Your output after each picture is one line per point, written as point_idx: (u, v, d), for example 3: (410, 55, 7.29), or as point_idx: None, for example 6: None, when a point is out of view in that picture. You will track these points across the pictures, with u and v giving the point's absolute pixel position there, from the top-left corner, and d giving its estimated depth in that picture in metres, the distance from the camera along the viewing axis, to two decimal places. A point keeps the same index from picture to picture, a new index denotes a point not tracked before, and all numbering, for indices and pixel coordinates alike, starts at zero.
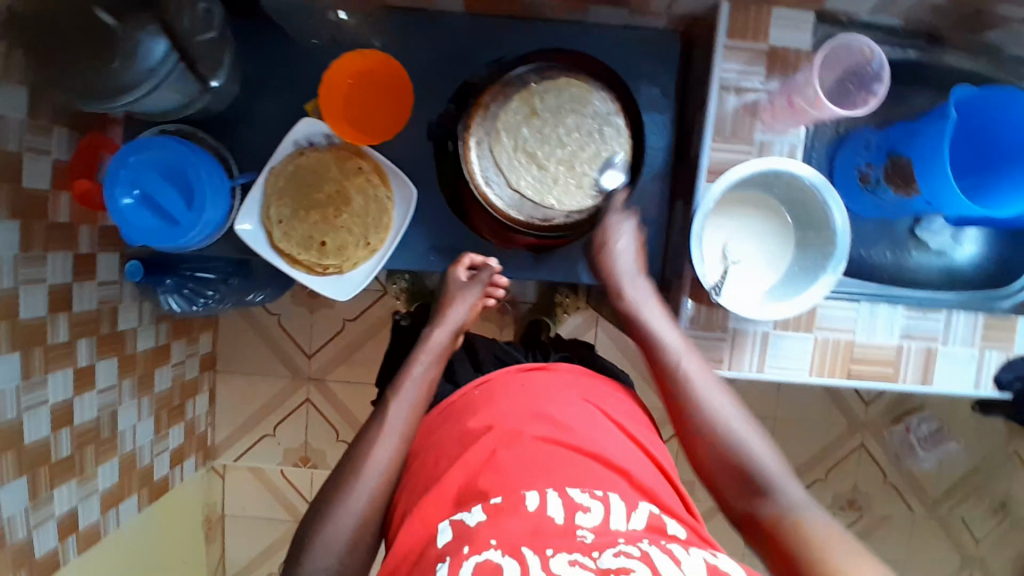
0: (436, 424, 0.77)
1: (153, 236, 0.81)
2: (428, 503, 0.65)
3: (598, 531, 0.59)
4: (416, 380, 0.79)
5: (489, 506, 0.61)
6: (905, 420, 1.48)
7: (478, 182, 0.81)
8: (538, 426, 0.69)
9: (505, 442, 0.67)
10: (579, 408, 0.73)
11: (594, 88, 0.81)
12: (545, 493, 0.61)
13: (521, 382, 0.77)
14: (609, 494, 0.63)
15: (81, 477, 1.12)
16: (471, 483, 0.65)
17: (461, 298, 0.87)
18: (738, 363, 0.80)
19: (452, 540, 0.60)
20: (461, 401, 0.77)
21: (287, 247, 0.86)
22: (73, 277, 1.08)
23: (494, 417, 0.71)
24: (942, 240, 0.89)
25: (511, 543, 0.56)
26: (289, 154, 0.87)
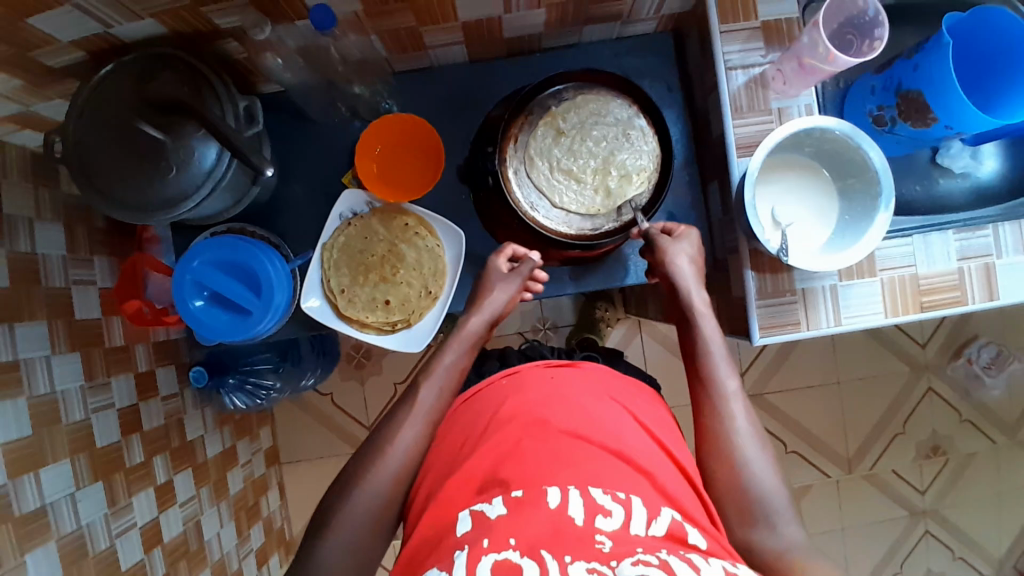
0: (460, 415, 0.79)
1: (228, 331, 0.84)
2: (453, 493, 0.67)
3: (616, 535, 0.59)
4: (447, 367, 0.81)
5: (508, 500, 0.63)
6: (964, 352, 1.48)
7: (525, 209, 0.84)
8: (568, 421, 0.71)
9: (533, 439, 0.69)
10: (606, 404, 0.75)
11: (611, 97, 0.85)
12: (567, 491, 0.62)
13: (551, 377, 0.78)
14: (632, 497, 0.63)
15: None
16: (495, 473, 0.67)
17: (500, 287, 0.87)
18: (815, 321, 0.83)
19: (472, 530, 0.61)
20: (485, 392, 0.79)
21: (354, 313, 0.89)
22: (138, 397, 1.09)
23: (521, 412, 0.73)
24: (965, 163, 0.89)
25: (529, 544, 0.57)
26: (337, 228, 0.90)
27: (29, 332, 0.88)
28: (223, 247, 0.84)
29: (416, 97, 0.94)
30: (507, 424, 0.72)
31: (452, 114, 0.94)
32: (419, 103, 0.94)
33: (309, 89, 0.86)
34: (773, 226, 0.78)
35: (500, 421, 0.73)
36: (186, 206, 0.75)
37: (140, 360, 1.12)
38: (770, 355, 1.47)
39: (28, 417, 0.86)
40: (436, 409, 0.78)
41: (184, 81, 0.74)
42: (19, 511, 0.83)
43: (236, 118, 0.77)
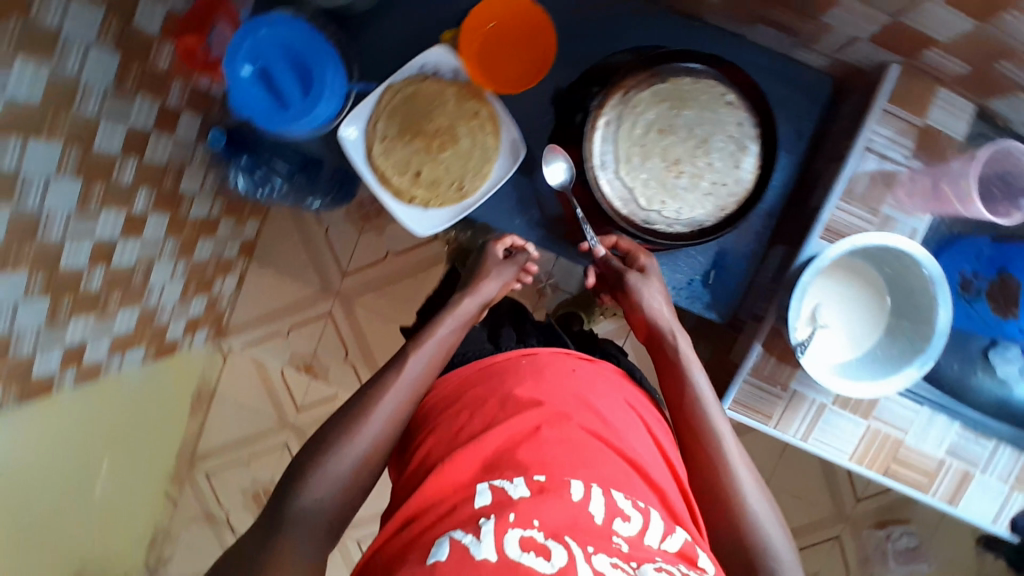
0: (472, 377, 0.74)
1: (262, 117, 0.80)
2: (461, 459, 0.64)
3: (632, 541, 0.57)
4: (438, 339, 0.78)
5: (530, 482, 0.60)
6: (889, 527, 1.46)
7: (595, 166, 0.77)
8: (591, 420, 0.67)
9: (555, 426, 0.65)
10: (628, 419, 0.71)
11: (740, 107, 0.77)
12: (591, 486, 0.60)
13: (573, 368, 0.74)
14: (649, 509, 0.61)
15: (100, 316, 1.12)
16: (510, 450, 0.63)
17: (495, 275, 0.85)
18: (785, 425, 0.79)
19: (492, 504, 0.58)
20: (504, 363, 0.74)
21: (382, 165, 0.85)
22: (154, 125, 1.07)
23: (542, 393, 0.69)
24: (1010, 371, 0.81)
25: (553, 528, 0.55)
26: (412, 76, 0.84)
27: (81, 7, 0.84)
28: (296, 31, 0.80)
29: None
30: (526, 404, 0.67)
31: (580, 34, 0.86)
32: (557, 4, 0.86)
33: None
34: (808, 320, 0.75)
35: (508, 395, 0.69)
36: None
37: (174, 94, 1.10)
38: None
39: (43, 85, 0.82)
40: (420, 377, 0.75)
41: None
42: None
43: None
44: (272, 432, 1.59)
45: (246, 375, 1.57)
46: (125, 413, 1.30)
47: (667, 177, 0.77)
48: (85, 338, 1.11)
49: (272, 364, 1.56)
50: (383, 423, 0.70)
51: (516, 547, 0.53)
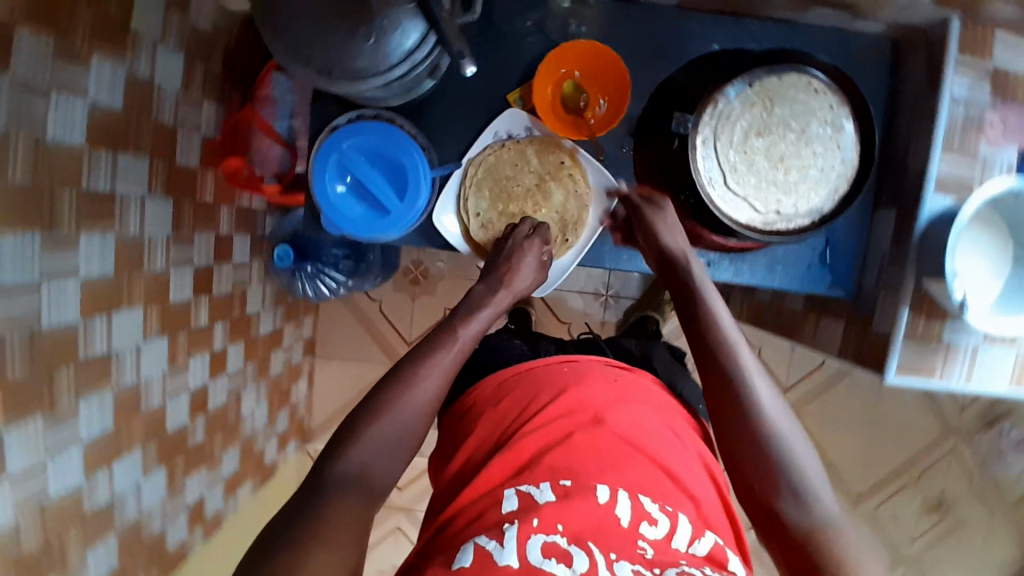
0: (518, 387, 0.79)
1: (358, 224, 0.80)
2: (498, 464, 0.69)
3: (657, 545, 0.62)
4: (478, 325, 0.74)
5: (557, 487, 0.65)
6: (997, 426, 1.51)
7: (706, 185, 0.77)
8: (628, 425, 0.72)
9: (587, 432, 0.71)
10: (667, 425, 0.75)
11: (828, 90, 0.78)
12: (617, 491, 0.65)
13: (613, 377, 0.79)
14: (677, 513, 0.65)
15: (209, 464, 1.10)
16: (545, 457, 0.68)
17: (528, 261, 0.79)
18: (948, 373, 0.81)
19: (519, 509, 0.63)
20: (550, 370, 0.80)
21: (483, 240, 0.85)
22: (213, 259, 1.04)
23: (583, 400, 0.74)
24: None
25: (576, 534, 0.60)
26: (487, 146, 0.85)
27: (130, 162, 0.79)
28: (377, 136, 0.79)
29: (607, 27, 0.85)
30: (565, 410, 0.73)
31: (639, 58, 0.85)
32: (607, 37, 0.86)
33: None
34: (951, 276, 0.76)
35: (554, 402, 0.74)
36: (360, 82, 0.68)
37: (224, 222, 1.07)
38: (820, 376, 1.50)
39: (111, 251, 0.77)
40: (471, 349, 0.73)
41: None
42: (88, 353, 0.75)
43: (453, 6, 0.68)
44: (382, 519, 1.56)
45: None
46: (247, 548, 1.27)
47: (775, 175, 0.78)
48: (202, 491, 1.08)
49: None
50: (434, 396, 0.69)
51: (539, 553, 0.58)
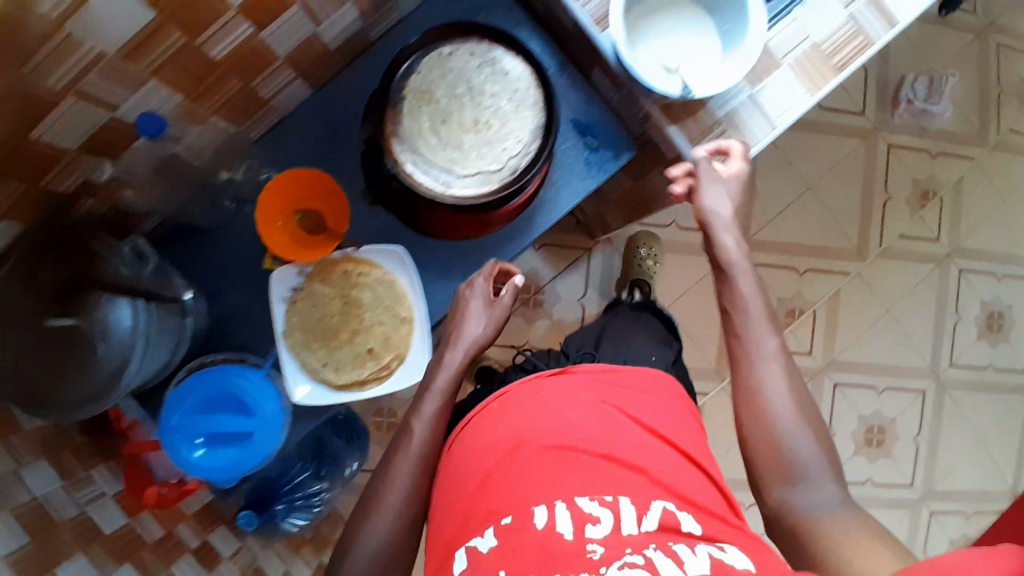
0: (460, 443, 0.76)
1: (245, 459, 0.82)
2: (448, 530, 0.68)
3: (606, 542, 0.59)
4: (436, 397, 0.78)
5: (500, 529, 0.63)
6: (902, 96, 1.46)
7: (445, 192, 0.80)
8: (558, 434, 0.71)
9: (514, 465, 0.68)
10: (593, 414, 0.74)
11: (458, 44, 0.81)
12: (554, 506, 0.63)
13: (534, 393, 0.77)
14: (619, 498, 0.64)
15: None
16: (482, 502, 0.66)
17: (470, 316, 0.83)
18: (754, 135, 0.81)
19: (467, 567, 0.62)
20: (480, 418, 0.77)
21: (347, 377, 0.86)
22: (208, 570, 1.06)
23: (515, 425, 0.73)
24: None
25: (519, 570, 0.58)
26: (284, 311, 0.86)
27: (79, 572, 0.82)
28: (194, 388, 0.81)
29: (285, 151, 0.89)
30: (496, 441, 0.72)
31: (326, 148, 0.90)
32: (288, 156, 0.89)
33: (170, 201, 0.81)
34: (667, 73, 0.76)
35: (484, 450, 0.72)
36: (125, 384, 0.70)
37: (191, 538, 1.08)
38: (739, 192, 1.48)
39: None
40: (444, 417, 0.77)
41: (68, 258, 0.67)
42: None
43: (129, 265, 0.73)
44: None
45: None
46: None
47: (484, 136, 0.81)
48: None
49: None
50: (406, 476, 0.73)
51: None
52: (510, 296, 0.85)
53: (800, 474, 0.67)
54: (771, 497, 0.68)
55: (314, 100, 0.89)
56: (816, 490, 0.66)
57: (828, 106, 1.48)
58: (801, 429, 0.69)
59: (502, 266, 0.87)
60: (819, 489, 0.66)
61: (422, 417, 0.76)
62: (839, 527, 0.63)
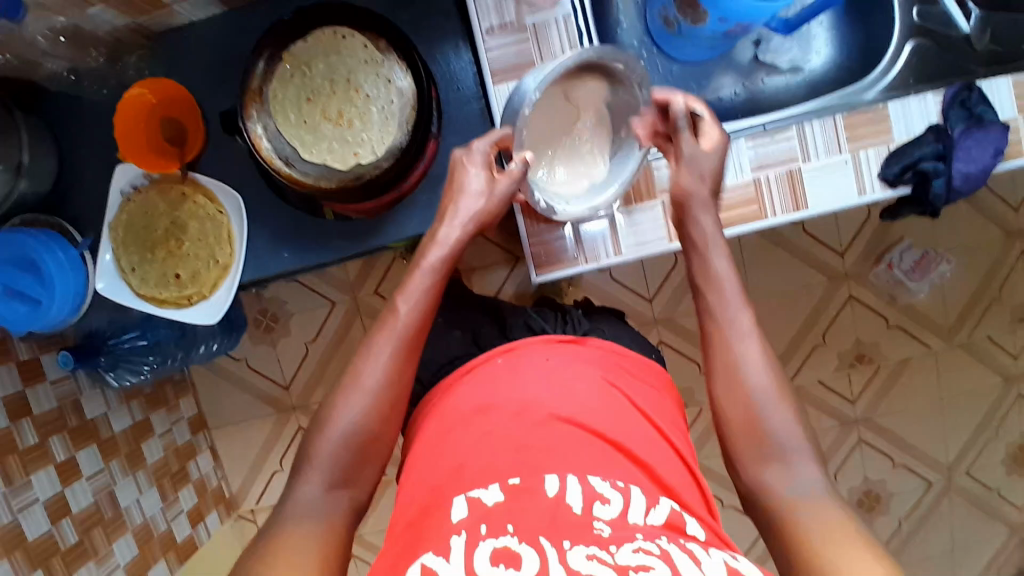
0: (455, 391, 0.72)
1: (25, 321, 0.86)
2: (440, 471, 0.63)
3: (615, 523, 0.55)
4: (401, 320, 0.68)
5: (505, 487, 0.58)
6: (886, 257, 1.40)
7: (280, 165, 0.78)
8: (558, 403, 0.66)
9: (513, 426, 0.64)
10: (603, 390, 0.69)
11: (355, 33, 0.79)
12: (566, 478, 0.59)
13: (546, 355, 0.73)
14: (631, 486, 0.59)
15: (98, 559, 1.17)
16: (487, 460, 0.61)
17: (467, 188, 0.72)
18: (595, 255, 0.83)
19: (468, 514, 0.56)
20: (482, 370, 0.73)
21: (148, 291, 0.88)
22: (23, 384, 1.12)
23: (516, 392, 0.68)
24: (790, 55, 0.86)
25: (529, 531, 0.53)
26: (118, 204, 0.87)
27: None
28: (3, 241, 0.85)
29: (181, 54, 0.88)
30: (502, 400, 0.67)
31: (219, 70, 0.88)
32: (181, 61, 0.88)
33: (39, 56, 0.81)
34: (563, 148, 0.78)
35: (474, 410, 0.67)
36: None
37: (20, 349, 1.13)
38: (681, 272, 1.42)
39: None
40: (419, 325, 0.68)
41: None
42: None
43: None
44: None
45: None
46: None
47: (341, 132, 0.79)
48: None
49: None
50: (344, 440, 0.63)
51: (486, 562, 0.51)
52: (518, 171, 0.73)
53: (781, 452, 0.61)
54: (746, 475, 0.62)
55: (228, 20, 0.87)
56: (781, 472, 0.61)
57: (810, 232, 1.40)
58: (783, 412, 0.63)
59: (507, 140, 0.74)
60: (791, 470, 0.61)
61: (394, 324, 0.67)
62: (825, 513, 0.58)
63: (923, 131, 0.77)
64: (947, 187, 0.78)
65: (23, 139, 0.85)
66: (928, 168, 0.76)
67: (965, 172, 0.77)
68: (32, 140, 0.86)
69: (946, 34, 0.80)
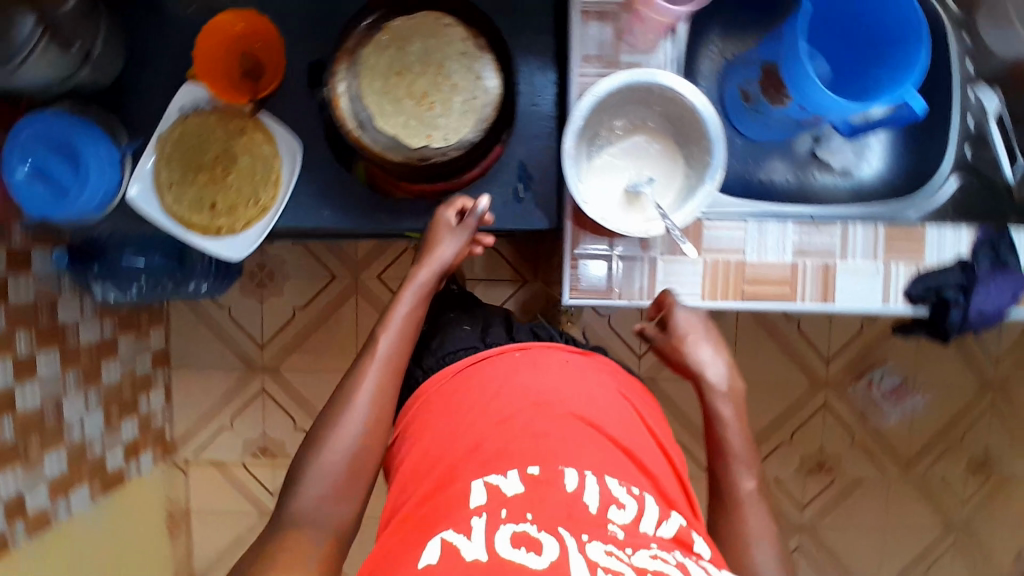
0: (470, 374, 0.73)
1: (46, 207, 0.84)
2: (455, 458, 0.64)
3: (629, 528, 0.57)
4: (377, 365, 0.71)
5: (524, 475, 0.59)
6: (867, 375, 1.47)
7: (351, 127, 0.80)
8: (578, 404, 0.68)
9: (531, 416, 0.65)
10: (618, 399, 0.71)
11: (459, 25, 0.82)
12: (584, 475, 0.60)
13: (563, 359, 0.74)
14: (644, 495, 0.62)
15: (25, 465, 1.12)
16: (504, 449, 0.62)
17: (446, 237, 0.81)
18: (629, 292, 0.81)
19: (486, 499, 0.57)
20: (501, 359, 0.74)
21: (179, 210, 0.86)
22: (6, 268, 1.08)
23: (536, 388, 0.69)
24: (845, 160, 0.92)
25: (547, 521, 0.55)
26: (173, 120, 0.87)
27: None
28: (54, 124, 0.84)
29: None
30: (518, 396, 0.68)
31: (311, 23, 0.90)
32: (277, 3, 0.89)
33: None
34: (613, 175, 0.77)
35: (493, 397, 0.68)
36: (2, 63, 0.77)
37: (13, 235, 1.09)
38: None
39: None
40: (396, 357, 0.73)
41: None
42: None
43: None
44: (256, 528, 1.55)
45: (212, 483, 1.52)
46: None
47: (420, 112, 0.81)
48: (11, 491, 1.09)
49: (232, 460, 1.53)
50: (332, 481, 0.65)
51: (508, 543, 0.52)
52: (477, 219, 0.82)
53: None
54: None
55: None
56: None
57: (805, 333, 1.45)
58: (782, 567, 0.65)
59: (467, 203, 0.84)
60: None
61: (373, 356, 0.72)
62: None
63: (951, 262, 0.82)
64: (964, 319, 0.83)
65: (101, 31, 0.85)
66: (950, 297, 0.81)
67: (983, 309, 0.82)
68: (109, 35, 0.86)
69: (993, 176, 0.87)
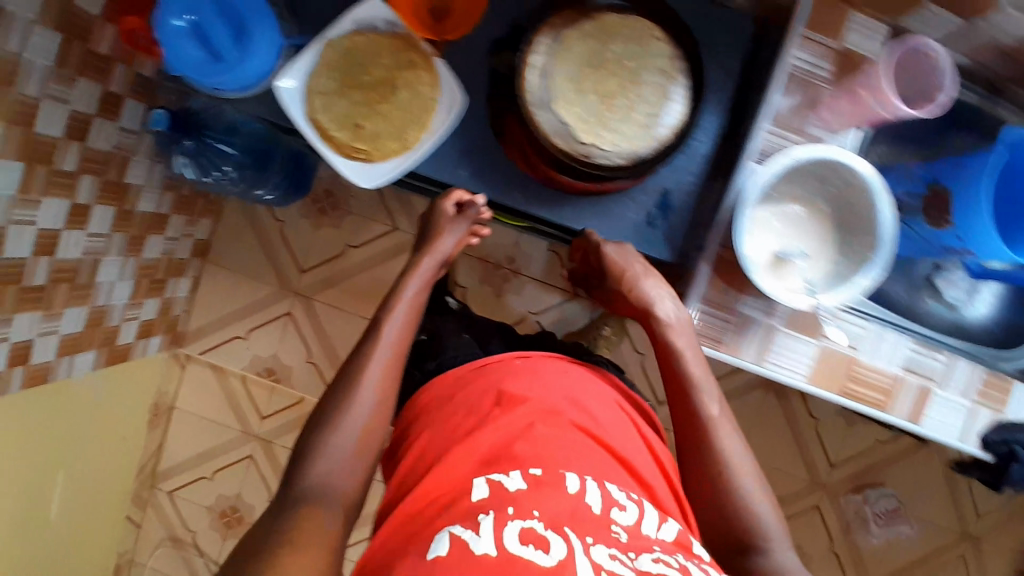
0: (472, 373, 0.76)
1: (190, 65, 0.80)
2: (458, 454, 0.65)
3: (631, 531, 0.60)
4: (384, 346, 0.74)
5: (527, 476, 0.62)
6: (865, 491, 1.50)
7: (530, 100, 0.78)
8: (578, 416, 0.71)
9: (544, 425, 0.68)
10: (616, 416, 0.75)
11: (664, 43, 0.82)
12: (585, 480, 0.63)
13: (562, 368, 0.77)
14: (644, 503, 0.64)
15: (47, 313, 1.00)
16: (505, 447, 0.65)
17: (449, 231, 0.85)
18: (739, 350, 0.82)
19: (489, 496, 0.59)
20: (502, 364, 0.76)
21: (321, 118, 0.84)
22: (96, 111, 0.98)
23: (532, 390, 0.72)
24: (956, 294, 0.92)
25: (553, 518, 0.57)
26: (346, 30, 0.84)
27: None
28: None
29: None
30: (516, 399, 0.70)
31: None
32: None
33: None
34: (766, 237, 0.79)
35: (487, 394, 0.71)
36: None
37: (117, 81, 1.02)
38: None
39: None
40: (401, 336, 0.76)
41: None
42: None
43: None
44: (234, 443, 1.52)
45: (207, 383, 1.51)
46: (65, 441, 1.15)
47: (602, 111, 0.80)
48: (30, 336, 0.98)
49: (233, 369, 1.50)
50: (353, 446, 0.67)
51: (517, 540, 0.54)
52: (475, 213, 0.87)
53: None
54: None
55: None
56: None
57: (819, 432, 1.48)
58: None
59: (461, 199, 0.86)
60: None
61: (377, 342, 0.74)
62: None
63: None
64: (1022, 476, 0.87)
65: None
66: None
67: None
68: None
69: None
